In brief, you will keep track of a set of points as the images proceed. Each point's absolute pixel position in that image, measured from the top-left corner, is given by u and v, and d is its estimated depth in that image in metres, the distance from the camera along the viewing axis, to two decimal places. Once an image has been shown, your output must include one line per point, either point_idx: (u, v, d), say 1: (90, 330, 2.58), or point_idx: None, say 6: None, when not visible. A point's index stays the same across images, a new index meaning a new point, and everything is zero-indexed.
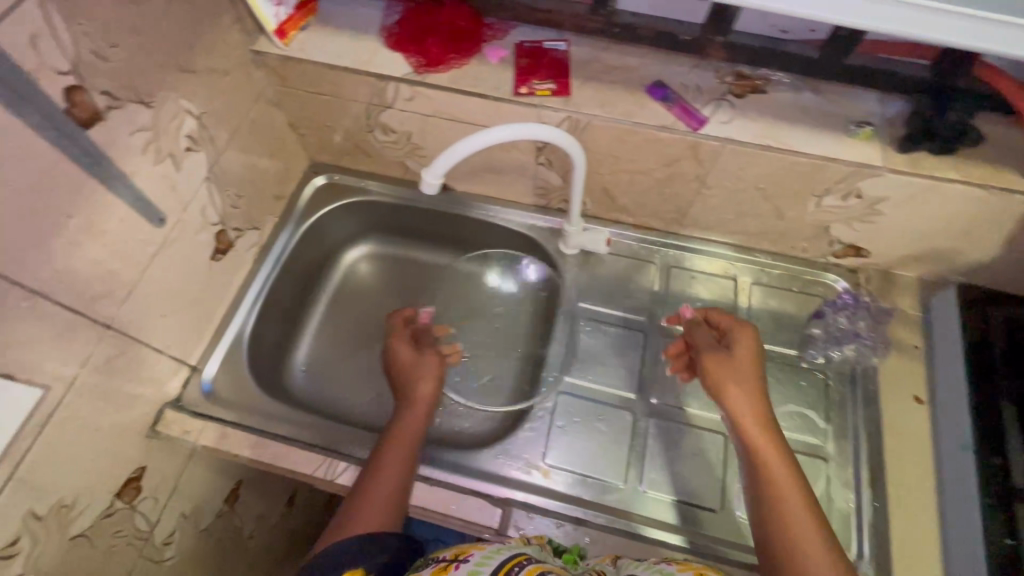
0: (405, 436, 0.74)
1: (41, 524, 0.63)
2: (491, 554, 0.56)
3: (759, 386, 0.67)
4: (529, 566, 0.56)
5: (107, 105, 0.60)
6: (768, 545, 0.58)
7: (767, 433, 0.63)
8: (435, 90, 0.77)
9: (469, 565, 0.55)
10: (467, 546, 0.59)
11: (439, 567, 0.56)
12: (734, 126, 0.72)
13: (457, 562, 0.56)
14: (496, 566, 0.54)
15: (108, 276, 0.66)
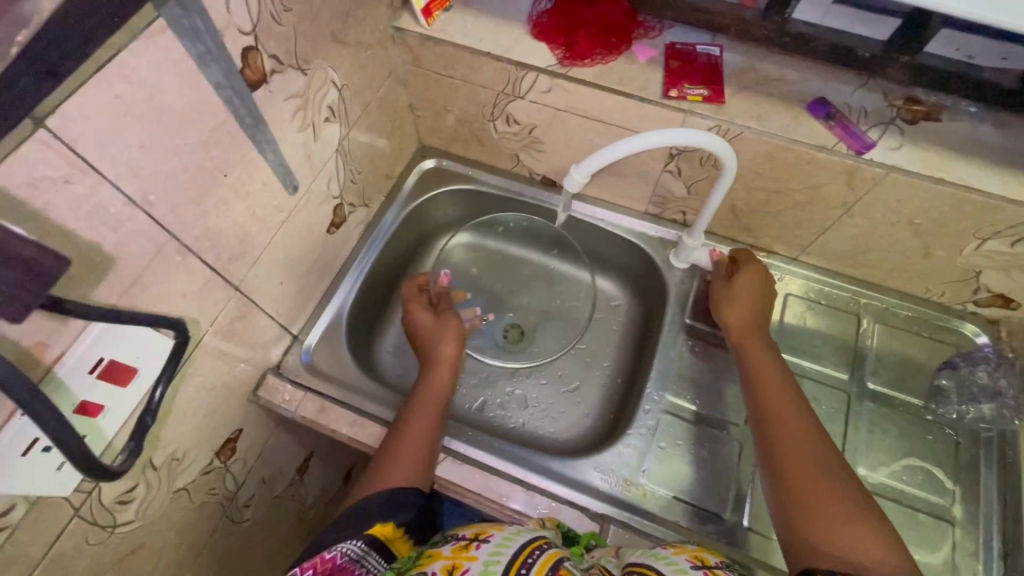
0: (428, 398, 0.75)
1: (154, 474, 0.64)
2: (511, 537, 0.55)
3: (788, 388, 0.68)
4: (550, 552, 0.54)
5: (273, 68, 0.59)
6: (785, 514, 0.58)
7: (786, 386, 0.68)
8: (578, 84, 0.74)
9: (489, 546, 0.53)
10: (487, 525, 0.57)
11: (460, 546, 0.55)
12: (903, 154, 0.67)
13: (477, 541, 0.55)
14: (509, 562, 0.51)
15: (245, 239, 0.66)
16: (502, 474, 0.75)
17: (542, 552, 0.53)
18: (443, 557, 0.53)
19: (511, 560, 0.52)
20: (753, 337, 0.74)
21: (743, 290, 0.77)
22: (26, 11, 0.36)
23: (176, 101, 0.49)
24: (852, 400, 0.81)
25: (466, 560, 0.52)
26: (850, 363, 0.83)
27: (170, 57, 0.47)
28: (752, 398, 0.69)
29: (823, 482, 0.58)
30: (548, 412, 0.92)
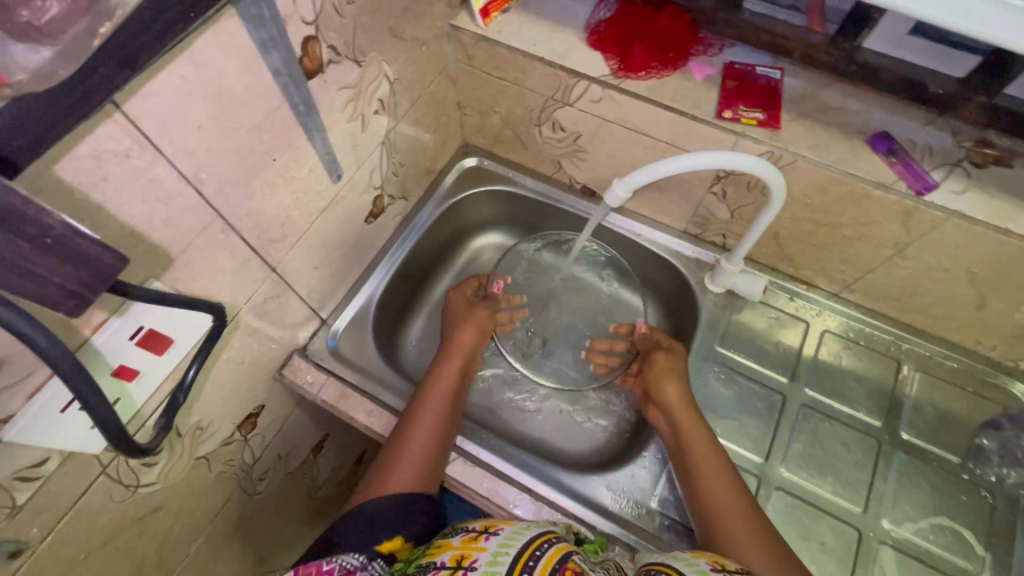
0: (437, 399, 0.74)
1: (178, 441, 0.67)
2: (520, 531, 0.53)
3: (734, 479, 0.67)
4: (558, 544, 0.52)
5: (330, 58, 0.60)
6: None
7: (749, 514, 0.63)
8: (629, 97, 0.73)
9: (498, 538, 0.52)
10: (497, 520, 0.56)
11: (469, 536, 0.54)
12: (967, 199, 0.63)
13: (487, 533, 0.53)
14: (514, 554, 0.49)
15: (287, 222, 0.67)
16: (513, 482, 0.75)
17: (550, 545, 0.51)
18: (451, 545, 0.53)
19: (519, 552, 0.50)
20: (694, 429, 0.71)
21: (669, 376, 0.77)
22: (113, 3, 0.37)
23: (236, 85, 0.50)
24: (883, 449, 0.77)
25: (474, 550, 0.51)
26: (884, 410, 0.80)
27: (235, 42, 0.48)
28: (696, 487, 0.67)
29: None
30: (562, 422, 0.92)
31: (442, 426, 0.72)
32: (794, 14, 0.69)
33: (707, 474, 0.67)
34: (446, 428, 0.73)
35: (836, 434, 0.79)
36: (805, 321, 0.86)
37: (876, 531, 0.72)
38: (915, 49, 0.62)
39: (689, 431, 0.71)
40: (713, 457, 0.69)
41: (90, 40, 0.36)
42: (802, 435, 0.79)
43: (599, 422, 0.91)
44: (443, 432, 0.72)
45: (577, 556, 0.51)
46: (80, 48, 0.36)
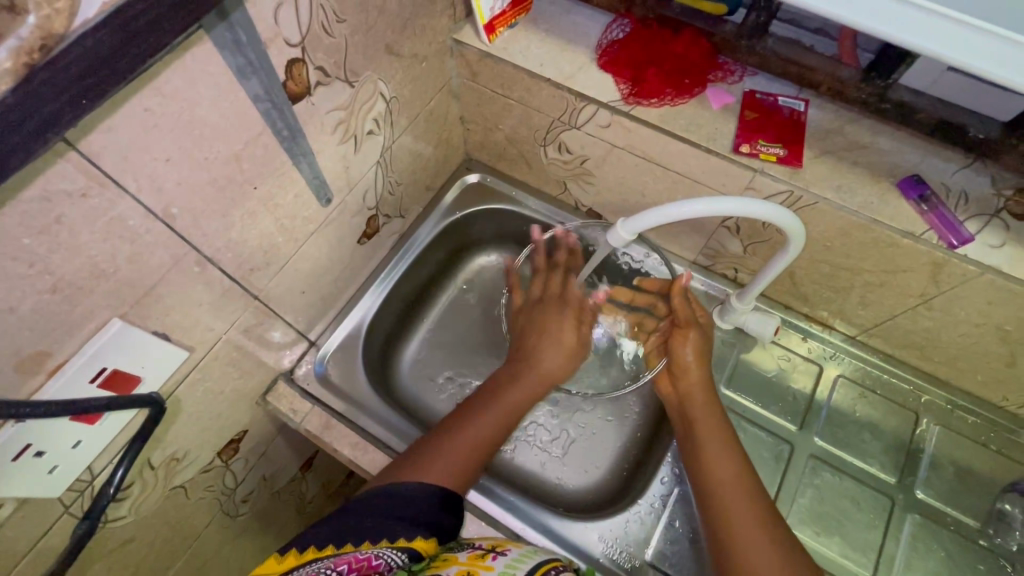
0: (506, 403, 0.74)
1: (151, 473, 0.64)
2: (525, 556, 0.55)
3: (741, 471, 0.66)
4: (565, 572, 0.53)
5: (318, 80, 0.56)
6: None
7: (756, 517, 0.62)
8: (640, 125, 0.68)
9: (505, 558, 0.54)
10: (504, 543, 0.59)
11: (475, 554, 0.55)
12: (1004, 254, 0.58)
13: (493, 553, 0.55)
14: (531, 566, 0.52)
15: (272, 249, 0.64)
16: (501, 526, 0.71)
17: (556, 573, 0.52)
18: (460, 561, 0.53)
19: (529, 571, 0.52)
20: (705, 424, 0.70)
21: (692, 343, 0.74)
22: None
23: (210, 114, 0.47)
24: (895, 509, 0.73)
25: (482, 567, 0.52)
26: (899, 467, 0.75)
27: (208, 69, 0.44)
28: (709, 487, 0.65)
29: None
30: (557, 455, 0.87)
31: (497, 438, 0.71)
32: (823, 41, 0.65)
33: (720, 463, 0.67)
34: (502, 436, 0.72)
35: (845, 489, 0.74)
36: (818, 364, 0.81)
37: None
38: (955, 85, 0.57)
39: (705, 414, 0.71)
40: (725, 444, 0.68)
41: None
42: (808, 489, 0.74)
43: (595, 462, 0.87)
44: (496, 440, 0.71)
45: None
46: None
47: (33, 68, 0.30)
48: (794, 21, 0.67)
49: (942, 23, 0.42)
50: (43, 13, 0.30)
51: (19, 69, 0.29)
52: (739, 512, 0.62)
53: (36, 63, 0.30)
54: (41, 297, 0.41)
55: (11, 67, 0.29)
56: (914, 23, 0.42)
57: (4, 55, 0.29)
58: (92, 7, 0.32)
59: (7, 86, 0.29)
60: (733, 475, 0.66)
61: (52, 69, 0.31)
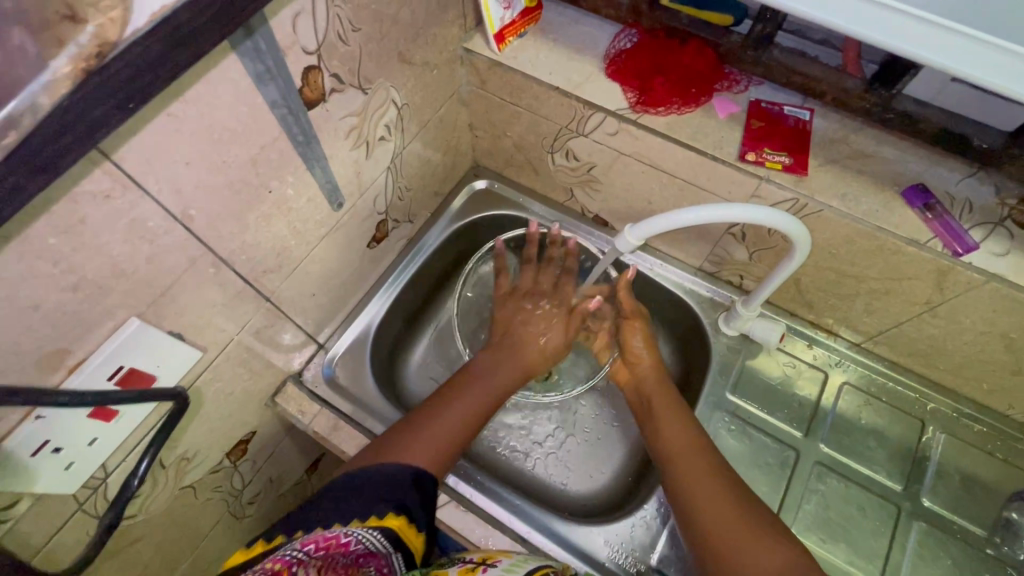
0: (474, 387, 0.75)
1: (162, 472, 0.64)
2: (519, 563, 0.56)
3: (697, 438, 0.69)
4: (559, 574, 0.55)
5: (333, 87, 0.58)
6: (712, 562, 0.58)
7: (713, 479, 0.64)
8: (647, 133, 0.69)
9: (498, 568, 0.54)
10: (494, 553, 0.59)
11: (467, 567, 0.56)
12: (1009, 262, 0.59)
13: (484, 565, 0.56)
14: (530, 568, 0.54)
15: (284, 252, 0.65)
16: (507, 530, 0.71)
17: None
18: None
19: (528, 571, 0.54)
20: (659, 404, 0.75)
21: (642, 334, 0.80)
22: (17, 111, 0.31)
23: (230, 119, 0.48)
24: (901, 516, 0.73)
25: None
26: (904, 474, 0.75)
27: (230, 77, 0.46)
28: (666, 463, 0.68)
29: (760, 528, 0.58)
30: (563, 460, 0.88)
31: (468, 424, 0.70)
32: (827, 52, 0.66)
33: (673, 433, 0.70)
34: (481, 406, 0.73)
35: (851, 496, 0.74)
36: (824, 371, 0.81)
37: None
38: (960, 95, 0.58)
39: (657, 393, 0.76)
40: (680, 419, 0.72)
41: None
42: (814, 496, 0.74)
43: (601, 465, 0.87)
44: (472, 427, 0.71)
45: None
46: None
47: (90, 73, 0.33)
48: (799, 32, 0.68)
49: (942, 35, 0.43)
50: (98, 22, 0.33)
51: (78, 74, 0.33)
52: (693, 476, 0.65)
53: (92, 69, 0.33)
54: (64, 295, 0.43)
55: (70, 72, 0.32)
56: (916, 35, 0.43)
57: (64, 62, 0.32)
58: (141, 18, 0.34)
59: (66, 88, 0.32)
60: (687, 444, 0.68)
61: (103, 76, 0.33)
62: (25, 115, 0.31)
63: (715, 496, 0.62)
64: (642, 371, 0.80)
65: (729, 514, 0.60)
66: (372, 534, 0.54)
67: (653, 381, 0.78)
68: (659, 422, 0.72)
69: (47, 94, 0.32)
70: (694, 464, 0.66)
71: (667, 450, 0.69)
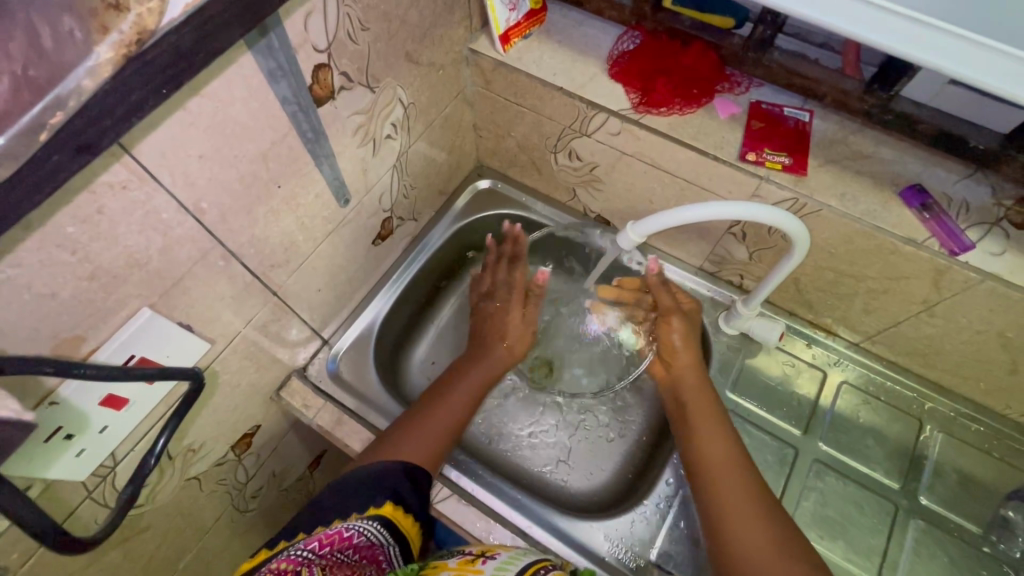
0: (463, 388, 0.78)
1: (169, 463, 0.65)
2: (516, 557, 0.55)
3: (738, 456, 0.67)
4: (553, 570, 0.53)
5: (342, 85, 0.59)
6: None
7: (750, 503, 0.62)
8: (649, 133, 0.70)
9: (495, 562, 0.54)
10: (494, 546, 0.59)
11: (466, 559, 0.56)
12: (1006, 262, 0.60)
13: (483, 557, 0.56)
14: (521, 567, 0.52)
15: (292, 247, 0.66)
16: (508, 524, 0.72)
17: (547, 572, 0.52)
18: (449, 567, 0.54)
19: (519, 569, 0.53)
20: (700, 411, 0.72)
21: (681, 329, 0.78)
22: (64, 93, 0.32)
23: (242, 115, 0.49)
24: (898, 514, 0.73)
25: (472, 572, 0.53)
26: (901, 473, 0.76)
27: (243, 73, 0.47)
28: (701, 476, 0.66)
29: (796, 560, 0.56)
30: (563, 456, 0.89)
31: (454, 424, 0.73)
32: (827, 55, 0.67)
33: (713, 443, 0.68)
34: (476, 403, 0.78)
35: (849, 493, 0.75)
36: (822, 370, 0.82)
37: None
38: (958, 98, 0.59)
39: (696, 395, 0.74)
40: (721, 431, 0.70)
41: (34, 135, 0.32)
42: (812, 493, 0.75)
43: (601, 462, 0.88)
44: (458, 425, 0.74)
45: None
46: (23, 144, 0.31)
47: (130, 58, 0.34)
48: (800, 35, 0.69)
49: (945, 40, 0.44)
50: (138, 11, 0.33)
51: (119, 59, 0.33)
52: (732, 494, 0.63)
53: (132, 54, 0.34)
54: (81, 285, 0.44)
55: (112, 57, 0.33)
56: (920, 40, 0.44)
57: (107, 48, 0.33)
58: (178, 7, 0.36)
59: (107, 74, 0.33)
60: (725, 455, 0.67)
61: (141, 62, 0.35)
62: (70, 98, 0.32)
63: (748, 511, 0.61)
64: (679, 369, 0.77)
65: (762, 542, 0.58)
66: (373, 527, 0.55)
67: (693, 385, 0.75)
68: (697, 429, 0.70)
69: (91, 79, 0.33)
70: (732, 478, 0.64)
71: (705, 463, 0.67)
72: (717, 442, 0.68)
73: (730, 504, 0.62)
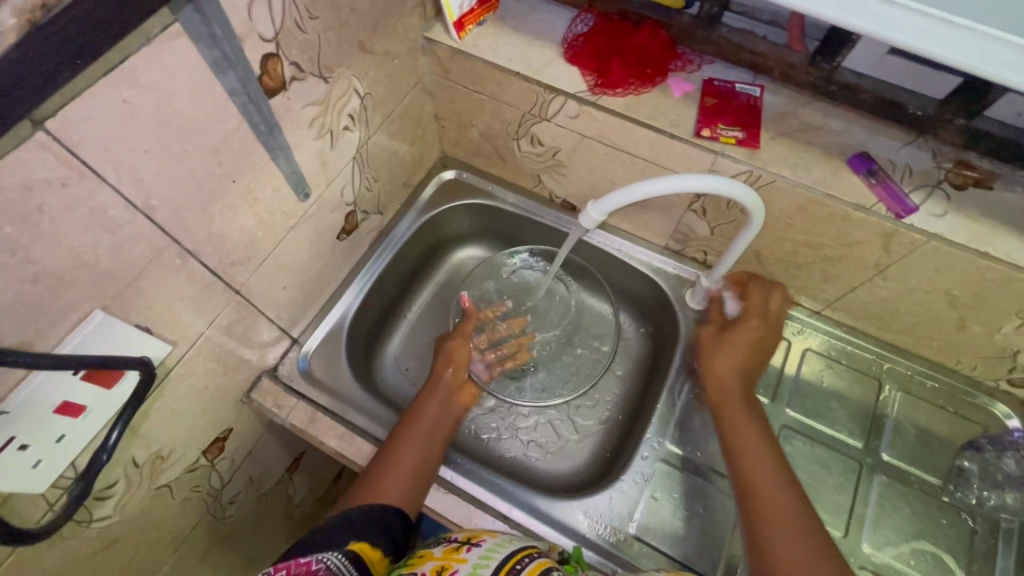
0: (419, 422, 0.73)
1: (136, 471, 0.64)
2: (501, 544, 0.57)
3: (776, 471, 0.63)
4: (540, 559, 0.55)
5: (293, 75, 0.58)
6: None
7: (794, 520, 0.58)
8: (606, 113, 0.71)
9: (480, 549, 0.56)
10: (480, 533, 0.60)
11: (451, 547, 0.57)
12: (947, 222, 0.62)
13: (469, 544, 0.57)
14: (497, 564, 0.52)
15: (252, 243, 0.65)
16: (488, 509, 0.72)
17: (531, 560, 0.54)
18: (435, 554, 0.55)
19: (501, 562, 0.53)
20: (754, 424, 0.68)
21: (732, 351, 0.74)
22: None
23: (187, 106, 0.48)
24: (863, 470, 0.76)
25: (456, 560, 0.54)
26: (864, 432, 0.79)
27: (184, 62, 0.46)
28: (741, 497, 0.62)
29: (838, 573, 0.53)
30: (541, 440, 0.89)
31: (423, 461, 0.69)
32: (774, 31, 0.69)
33: (769, 487, 0.61)
34: (439, 431, 0.73)
35: (820, 456, 0.77)
36: (787, 339, 0.85)
37: (857, 556, 0.71)
38: (897, 68, 0.62)
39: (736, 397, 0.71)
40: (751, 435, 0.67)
41: None
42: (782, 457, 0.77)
43: (579, 442, 0.89)
44: (429, 464, 0.70)
45: (557, 569, 0.54)
46: None
47: (35, 25, 0.34)
48: (747, 13, 0.71)
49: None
50: None
51: (22, 26, 0.33)
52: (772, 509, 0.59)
53: (36, 23, 0.34)
54: (24, 287, 0.42)
55: (18, 23, 0.33)
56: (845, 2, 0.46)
57: (9, 14, 0.33)
58: None
59: (10, 42, 0.33)
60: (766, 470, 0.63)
61: (49, 33, 0.34)
62: None
63: (800, 560, 0.55)
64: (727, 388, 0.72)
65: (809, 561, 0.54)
66: (338, 557, 0.54)
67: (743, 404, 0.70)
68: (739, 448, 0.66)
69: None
70: (792, 528, 0.57)
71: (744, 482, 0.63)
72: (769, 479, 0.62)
73: (783, 557, 0.55)
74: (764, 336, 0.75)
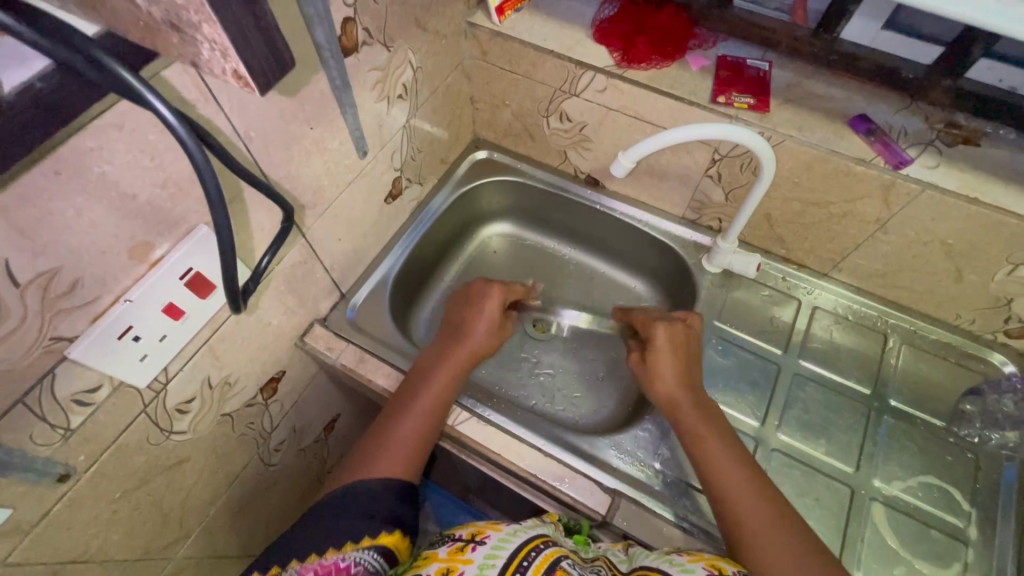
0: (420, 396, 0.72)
1: (209, 392, 0.70)
2: (508, 537, 0.60)
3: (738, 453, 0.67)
4: (545, 552, 0.58)
5: (364, 40, 0.67)
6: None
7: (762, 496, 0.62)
8: (631, 85, 0.80)
9: (485, 548, 0.58)
10: (483, 527, 0.62)
11: (456, 546, 0.60)
12: (940, 172, 0.70)
13: (473, 543, 0.59)
14: (505, 561, 0.56)
15: (318, 191, 0.73)
16: (523, 441, 0.77)
17: (538, 552, 0.57)
18: (439, 556, 0.59)
19: (510, 558, 0.56)
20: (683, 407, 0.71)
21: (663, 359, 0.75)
22: None
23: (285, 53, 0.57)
24: (871, 413, 0.82)
25: (461, 562, 0.57)
26: (872, 380, 0.85)
27: (287, 15, 0.55)
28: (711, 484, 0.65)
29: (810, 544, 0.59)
30: (567, 395, 0.95)
31: (424, 430, 0.70)
32: (779, 13, 0.77)
33: (730, 474, 0.64)
34: (430, 429, 0.71)
35: (830, 402, 0.83)
36: (797, 299, 0.91)
37: (869, 489, 0.76)
38: (889, 41, 0.70)
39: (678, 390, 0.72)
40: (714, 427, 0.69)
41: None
42: (795, 402, 0.83)
43: (604, 398, 0.95)
44: (427, 435, 0.70)
45: (566, 559, 0.57)
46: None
47: None
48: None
49: None
50: None
51: None
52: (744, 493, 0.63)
53: None
54: (155, 192, 0.50)
55: None
56: None
57: None
58: None
59: None
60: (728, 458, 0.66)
61: None
62: None
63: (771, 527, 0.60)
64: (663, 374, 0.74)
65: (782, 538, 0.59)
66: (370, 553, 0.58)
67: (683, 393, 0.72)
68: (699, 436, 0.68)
69: None
70: (767, 527, 0.60)
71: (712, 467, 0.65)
72: (741, 486, 0.63)
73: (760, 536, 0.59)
74: (680, 337, 0.77)
